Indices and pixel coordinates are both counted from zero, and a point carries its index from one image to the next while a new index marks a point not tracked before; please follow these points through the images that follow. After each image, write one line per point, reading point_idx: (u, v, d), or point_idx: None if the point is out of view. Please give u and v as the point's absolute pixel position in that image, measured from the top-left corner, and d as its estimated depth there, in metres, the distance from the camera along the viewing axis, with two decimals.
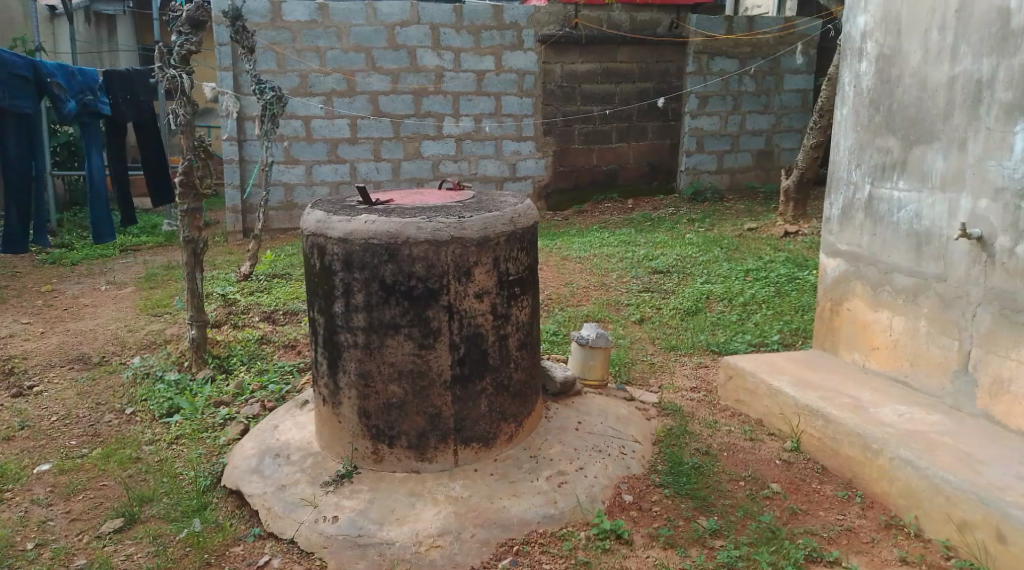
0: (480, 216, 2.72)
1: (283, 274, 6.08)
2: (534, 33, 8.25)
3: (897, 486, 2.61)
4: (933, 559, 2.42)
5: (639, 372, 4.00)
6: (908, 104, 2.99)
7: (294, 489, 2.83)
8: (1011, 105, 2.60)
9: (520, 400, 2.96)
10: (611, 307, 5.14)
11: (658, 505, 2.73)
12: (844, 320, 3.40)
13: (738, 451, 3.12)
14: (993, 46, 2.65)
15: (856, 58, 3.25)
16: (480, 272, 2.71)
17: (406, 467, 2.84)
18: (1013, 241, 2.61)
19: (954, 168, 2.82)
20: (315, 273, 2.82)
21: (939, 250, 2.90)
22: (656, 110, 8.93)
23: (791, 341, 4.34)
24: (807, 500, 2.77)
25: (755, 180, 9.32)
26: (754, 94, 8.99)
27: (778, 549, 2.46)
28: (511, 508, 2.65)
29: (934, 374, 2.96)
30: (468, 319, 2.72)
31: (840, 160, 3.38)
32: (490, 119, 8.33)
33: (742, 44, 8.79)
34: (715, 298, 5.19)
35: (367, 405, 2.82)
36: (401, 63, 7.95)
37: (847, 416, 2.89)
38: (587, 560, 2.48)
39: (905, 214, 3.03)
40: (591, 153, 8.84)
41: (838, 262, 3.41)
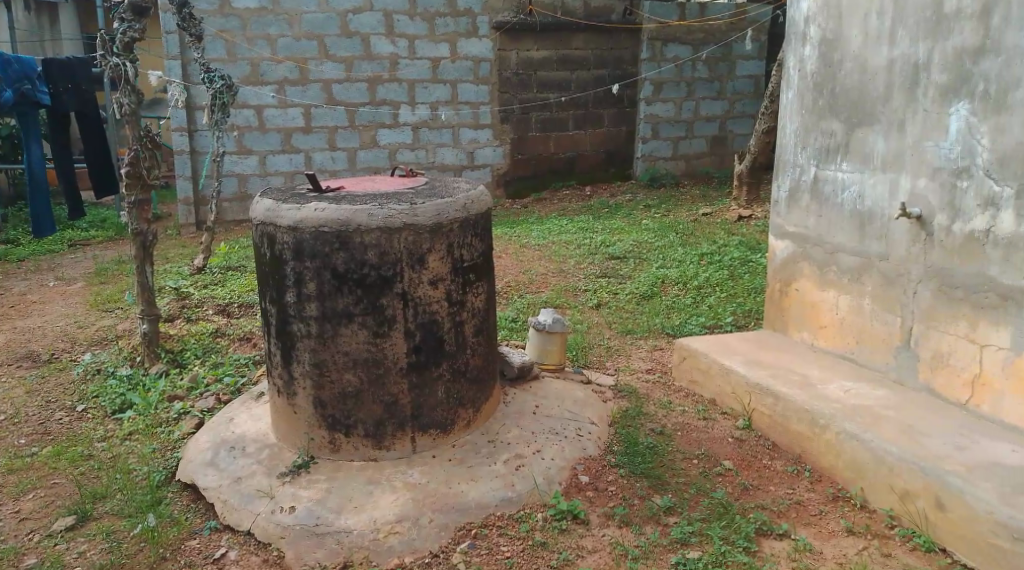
0: (432, 202, 2.72)
1: (238, 266, 6.01)
2: (488, 20, 8.22)
3: (844, 460, 2.68)
4: (878, 528, 2.49)
5: (596, 356, 4.05)
6: (850, 87, 3.06)
7: (250, 481, 2.82)
8: (946, 87, 2.67)
9: (477, 385, 2.97)
10: (570, 293, 5.19)
11: (614, 484, 2.78)
12: (793, 300, 3.48)
13: (692, 431, 3.18)
14: (928, 30, 2.72)
15: (800, 42, 3.32)
16: (434, 259, 2.71)
17: (364, 455, 2.84)
18: (950, 219, 2.70)
19: (894, 149, 2.89)
20: (265, 262, 2.79)
21: (881, 230, 2.98)
22: (611, 97, 8.98)
23: (743, 322, 4.43)
24: (758, 475, 2.84)
25: (709, 166, 9.45)
26: (708, 81, 9.08)
27: (729, 523, 2.52)
28: (469, 492, 2.67)
29: (878, 351, 3.05)
30: (422, 307, 2.73)
31: (787, 144, 3.45)
32: (447, 107, 8.30)
33: (695, 30, 8.83)
34: (670, 282, 5.26)
35: (322, 395, 2.81)
36: (355, 51, 7.87)
37: (796, 393, 2.97)
38: (544, 541, 2.51)
39: (849, 195, 3.11)
40: (548, 140, 8.87)
41: (787, 243, 3.48)
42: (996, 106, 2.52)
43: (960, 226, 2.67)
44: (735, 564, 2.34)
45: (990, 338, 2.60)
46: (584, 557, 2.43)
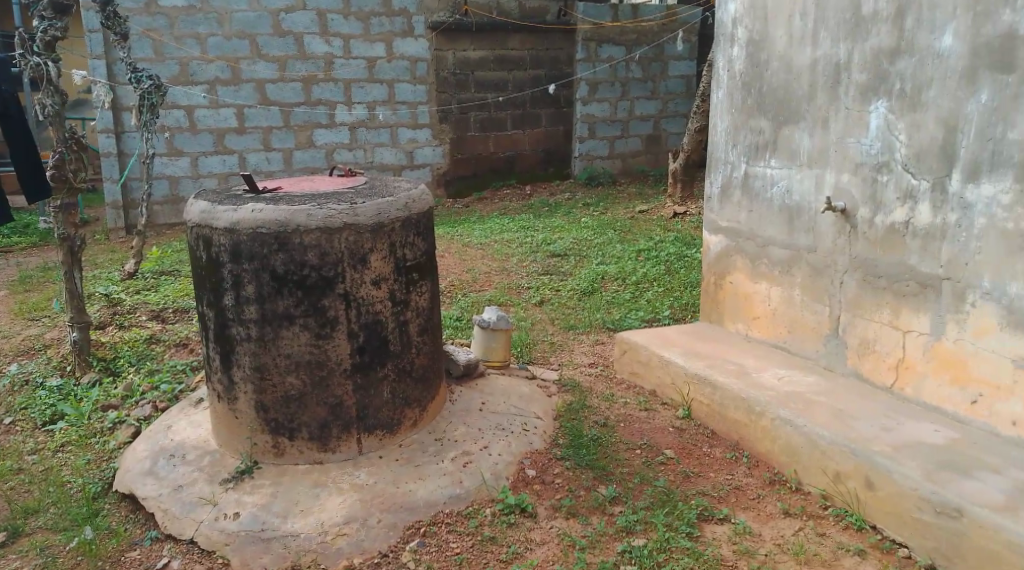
0: (373, 202, 2.71)
1: (172, 271, 5.87)
2: (425, 20, 8.19)
3: (779, 444, 2.79)
4: (812, 509, 2.60)
5: (540, 352, 4.10)
6: (776, 87, 3.18)
7: (191, 488, 2.76)
8: (866, 86, 2.80)
9: (423, 384, 2.98)
10: (513, 291, 5.23)
11: (560, 477, 2.82)
12: (727, 292, 3.59)
13: (634, 422, 3.26)
14: (847, 31, 2.84)
15: (728, 43, 3.42)
16: (376, 259, 2.71)
17: (309, 459, 2.81)
18: (872, 212, 2.84)
19: (819, 146, 3.02)
20: (201, 265, 2.75)
21: (809, 223, 3.10)
22: (548, 97, 9.07)
23: (681, 315, 4.55)
24: (698, 463, 2.93)
25: (645, 165, 9.63)
26: (641, 80, 9.23)
27: (672, 510, 2.60)
28: (417, 491, 2.68)
29: (808, 339, 3.18)
30: (365, 307, 2.72)
31: (718, 142, 3.56)
32: (384, 107, 8.25)
33: (628, 31, 8.96)
34: (610, 278, 5.36)
35: (264, 399, 2.77)
36: (289, 50, 7.76)
37: (733, 382, 3.07)
38: (493, 535, 2.53)
39: (778, 190, 3.23)
40: (486, 140, 8.91)
41: (720, 237, 3.59)
42: (912, 104, 2.65)
43: (881, 218, 2.81)
44: (679, 549, 2.41)
45: (911, 324, 2.74)
46: (533, 549, 2.47)
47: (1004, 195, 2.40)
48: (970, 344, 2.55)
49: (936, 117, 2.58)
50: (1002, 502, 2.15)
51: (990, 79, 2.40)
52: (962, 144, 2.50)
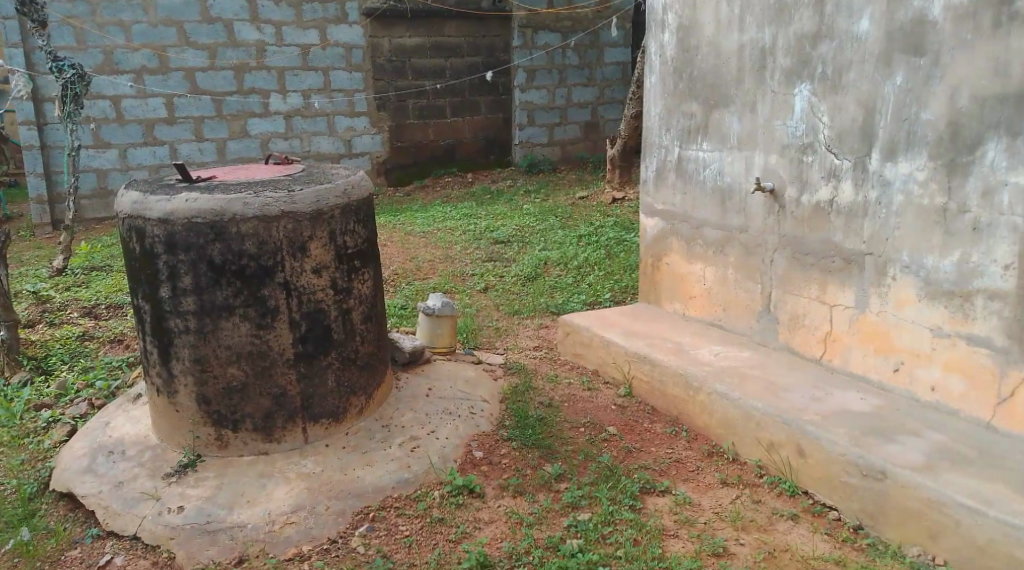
0: (311, 188, 2.70)
1: (103, 266, 5.70)
2: (358, 7, 8.12)
3: (716, 417, 2.89)
4: (748, 478, 2.70)
5: (485, 338, 4.14)
6: (706, 72, 3.27)
7: (132, 484, 2.72)
8: (790, 70, 2.91)
9: (368, 372, 2.99)
10: (457, 278, 5.25)
11: (506, 457, 2.88)
12: (664, 273, 3.68)
13: (577, 401, 3.33)
14: (772, 17, 2.94)
15: (659, 29, 3.49)
16: (316, 246, 2.70)
17: (253, 450, 2.80)
18: (799, 191, 2.95)
19: (748, 129, 3.12)
20: (135, 257, 2.69)
21: (740, 204, 3.20)
22: (485, 84, 9.06)
23: (621, 298, 4.65)
24: (640, 438, 3.02)
25: (584, 152, 9.72)
26: (578, 67, 9.28)
27: (615, 484, 2.67)
28: (365, 477, 2.70)
29: (742, 316, 3.29)
30: (307, 296, 2.71)
31: (652, 126, 3.63)
32: (319, 95, 8.15)
33: (562, 18, 9.00)
34: (552, 264, 5.42)
35: (205, 391, 2.74)
36: (218, 37, 7.58)
37: (671, 359, 3.16)
38: (442, 516, 2.57)
39: (710, 172, 3.33)
40: (426, 128, 8.87)
41: (656, 220, 3.67)
42: (833, 87, 2.77)
43: (807, 197, 2.93)
44: (623, 520, 2.48)
45: (837, 298, 2.86)
46: (481, 528, 2.51)
47: (919, 172, 2.53)
48: (892, 315, 2.68)
49: (856, 99, 2.69)
50: (922, 462, 2.28)
51: (904, 61, 2.52)
52: (880, 125, 2.63)
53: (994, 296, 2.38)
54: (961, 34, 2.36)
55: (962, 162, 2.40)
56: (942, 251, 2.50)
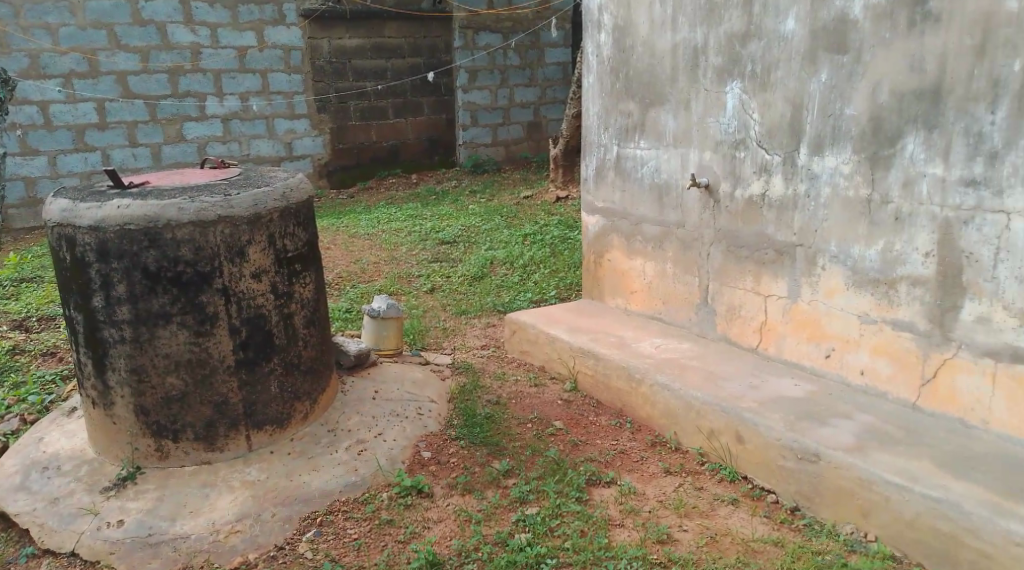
0: (249, 193, 2.66)
1: (33, 277, 5.51)
2: (296, 8, 8.00)
3: (659, 408, 2.95)
4: (690, 466, 2.77)
5: (432, 338, 4.13)
6: (642, 71, 3.33)
7: (69, 500, 2.65)
8: (721, 69, 2.99)
9: (312, 377, 2.96)
10: (403, 280, 5.23)
11: (454, 456, 2.89)
12: (605, 270, 3.74)
13: (524, 398, 3.37)
14: (703, 16, 3.01)
15: (596, 29, 3.54)
16: (255, 251, 2.66)
17: (195, 460, 2.75)
18: (732, 186, 3.03)
19: (683, 126, 3.19)
20: (66, 267, 2.62)
21: (677, 200, 3.27)
22: (427, 85, 9.05)
23: (567, 295, 4.70)
24: (586, 431, 3.06)
25: (527, 152, 9.76)
26: (520, 68, 9.31)
27: (563, 477, 2.71)
28: (312, 482, 2.69)
29: (681, 309, 3.37)
30: (246, 301, 2.68)
31: (591, 125, 3.68)
32: (257, 97, 8.02)
33: (503, 19, 9.00)
34: (498, 263, 5.44)
35: (144, 401, 2.68)
36: (151, 40, 7.41)
37: (615, 352, 3.21)
38: (391, 518, 2.57)
39: (648, 169, 3.39)
40: (368, 129, 8.81)
41: (597, 218, 3.73)
42: (762, 84, 2.85)
43: (740, 192, 3.01)
44: (571, 513, 2.52)
45: (771, 288, 2.95)
46: (430, 527, 2.52)
47: (844, 166, 2.63)
48: (823, 304, 2.78)
49: (784, 96, 2.78)
50: (853, 444, 2.36)
51: (828, 58, 2.61)
52: (808, 121, 2.71)
53: (916, 282, 2.49)
54: (880, 32, 2.45)
55: (884, 155, 2.50)
56: (867, 240, 2.60)
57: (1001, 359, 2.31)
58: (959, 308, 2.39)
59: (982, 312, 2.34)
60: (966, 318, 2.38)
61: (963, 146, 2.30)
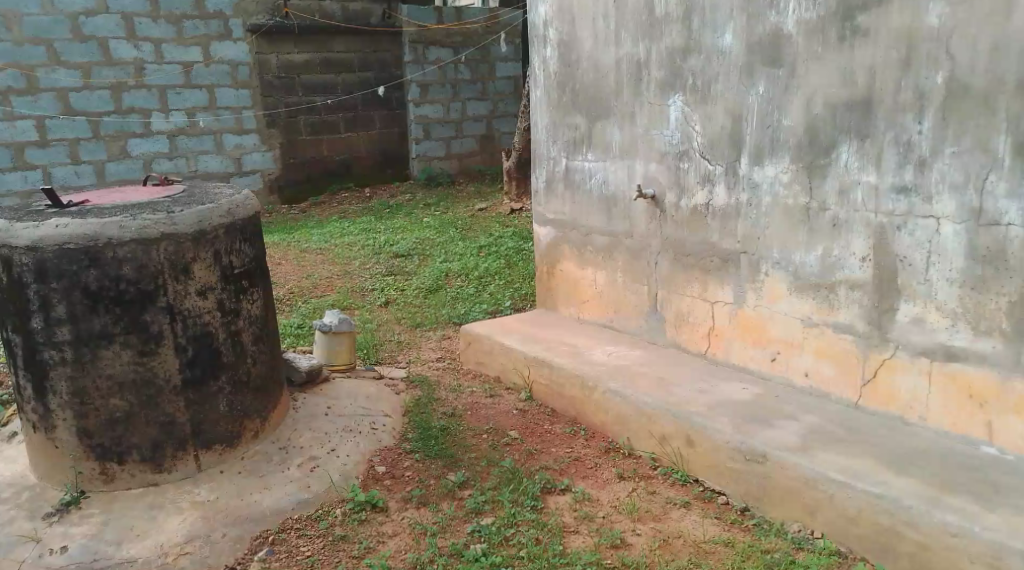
0: (192, 209, 2.63)
1: None
2: (242, 23, 7.93)
3: (611, 415, 2.98)
4: (643, 471, 2.81)
5: (387, 352, 4.11)
6: (587, 85, 3.38)
7: (9, 527, 2.57)
8: (664, 82, 3.05)
9: (262, 394, 2.93)
10: (356, 294, 5.20)
11: (409, 469, 2.89)
12: (558, 280, 3.77)
13: (479, 409, 3.37)
14: (644, 31, 3.08)
15: (541, 44, 3.59)
16: (200, 268, 2.63)
17: (142, 482, 2.69)
18: (677, 196, 3.09)
19: (628, 138, 3.25)
20: (3, 288, 2.55)
21: (624, 211, 3.33)
22: (378, 99, 9.02)
23: (521, 305, 4.73)
24: (540, 440, 3.08)
25: (481, 164, 9.79)
26: (471, 82, 9.35)
27: (517, 487, 2.72)
28: (263, 500, 2.65)
29: (631, 317, 3.42)
30: (193, 319, 2.64)
31: (540, 138, 3.73)
32: (205, 113, 7.91)
33: (452, 33, 9.05)
34: (453, 275, 5.45)
35: (87, 424, 2.62)
36: (93, 56, 7.26)
37: (567, 361, 3.24)
38: (345, 534, 2.54)
39: (596, 181, 3.44)
40: (319, 143, 8.74)
41: (548, 229, 3.76)
42: (703, 97, 2.92)
43: (685, 201, 3.07)
44: (525, 522, 2.53)
45: (717, 294, 3.02)
46: (385, 542, 2.50)
47: (782, 175, 2.70)
48: (766, 308, 2.85)
49: (724, 108, 2.85)
50: (798, 444, 2.43)
51: (764, 72, 2.70)
52: (747, 132, 2.79)
53: (854, 286, 2.57)
54: (812, 47, 2.54)
55: (820, 164, 2.59)
56: (807, 246, 2.68)
57: (936, 357, 2.40)
58: (894, 310, 2.47)
59: (916, 313, 2.42)
60: (901, 319, 2.46)
61: (893, 155, 2.39)
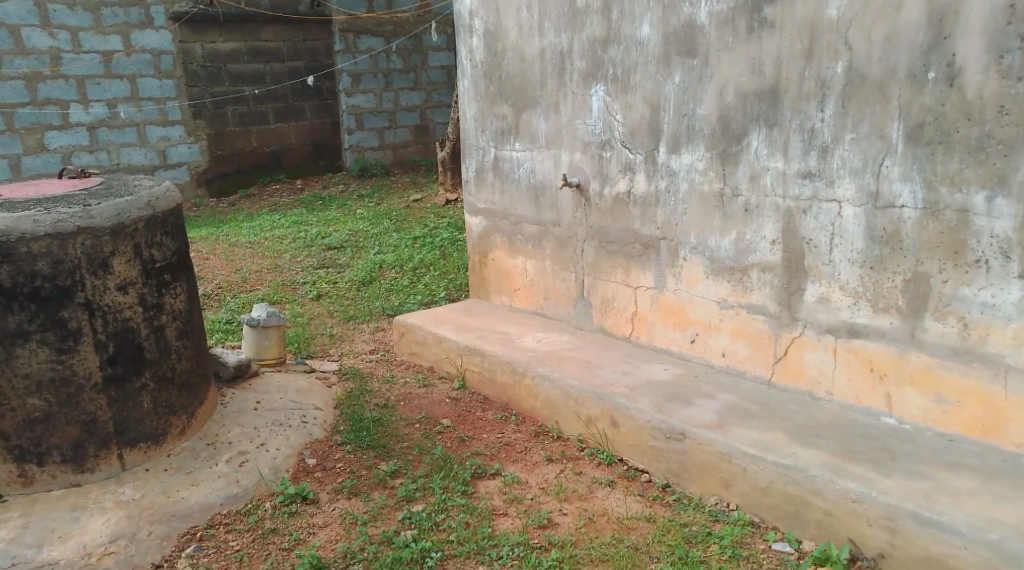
0: (110, 202, 2.57)
1: None
2: (164, 10, 7.71)
3: (540, 399, 3.05)
4: (571, 452, 2.88)
5: (319, 346, 4.09)
6: (513, 74, 3.42)
7: None
8: (586, 72, 3.11)
9: (188, 390, 2.89)
10: (287, 288, 5.15)
11: (341, 461, 2.90)
12: (490, 269, 3.81)
13: (411, 399, 3.40)
14: (567, 22, 3.13)
15: (468, 34, 3.61)
16: (119, 262, 2.58)
17: (64, 483, 2.63)
18: (601, 185, 3.16)
19: (553, 128, 3.30)
20: None
21: (552, 200, 3.39)
22: (309, 89, 8.88)
23: (456, 295, 4.76)
24: (472, 427, 3.12)
25: (416, 155, 9.74)
26: (403, 71, 9.30)
27: (448, 473, 2.76)
28: (190, 497, 2.62)
29: (561, 304, 3.48)
30: (113, 315, 2.59)
31: (468, 128, 3.75)
32: (126, 104, 7.67)
33: (384, 22, 8.99)
34: (387, 267, 5.44)
35: (3, 425, 2.55)
36: (5, 44, 6.96)
37: (499, 348, 3.29)
38: (274, 526, 2.54)
39: (524, 170, 3.49)
40: (248, 135, 8.57)
41: (479, 219, 3.79)
42: (623, 87, 2.99)
43: (608, 190, 3.14)
44: (455, 506, 2.57)
45: (640, 280, 3.10)
46: (315, 533, 2.50)
47: (698, 162, 2.80)
48: (686, 292, 2.94)
49: (643, 97, 2.92)
50: (715, 421, 2.53)
51: (680, 63, 2.78)
52: (665, 121, 2.87)
53: (766, 269, 2.68)
54: (723, 38, 2.63)
55: (732, 152, 2.68)
56: (722, 232, 2.78)
57: (840, 335, 2.53)
58: (802, 290, 2.59)
59: (822, 293, 2.55)
60: (808, 299, 2.58)
61: (799, 142, 2.50)
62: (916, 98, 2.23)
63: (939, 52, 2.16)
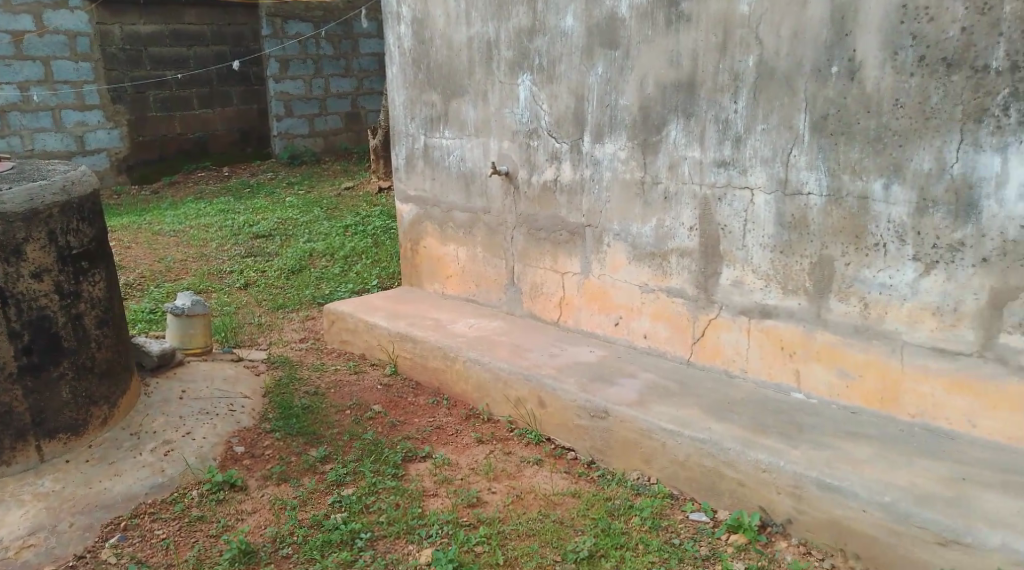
0: (21, 187, 2.50)
1: None
2: None
3: (471, 383, 3.10)
4: (501, 433, 2.94)
5: (247, 335, 4.04)
6: (441, 63, 3.45)
7: None
8: (513, 62, 3.16)
9: (110, 380, 2.83)
10: (214, 277, 5.06)
11: (270, 448, 2.89)
12: (422, 256, 3.84)
13: (342, 386, 3.40)
14: (493, 11, 3.18)
15: (395, 21, 3.61)
16: (33, 249, 2.51)
17: None
18: (528, 172, 3.22)
19: (481, 116, 3.34)
20: None
21: (481, 187, 3.43)
22: (235, 74, 8.68)
23: (388, 283, 4.77)
24: (404, 412, 3.16)
25: (348, 143, 9.62)
26: (334, 58, 9.17)
27: (379, 457, 2.79)
28: (114, 487, 2.59)
29: (492, 290, 3.53)
30: (28, 303, 2.52)
31: (398, 116, 3.75)
32: (39, 87, 7.37)
33: (313, 7, 8.87)
34: (317, 255, 5.39)
35: None
36: None
37: (430, 334, 3.33)
38: (201, 514, 2.53)
39: (453, 158, 3.52)
40: (172, 120, 8.32)
41: (410, 206, 3.81)
42: (548, 77, 3.05)
43: (536, 178, 3.21)
44: (386, 489, 2.60)
45: (567, 266, 3.18)
46: (243, 519, 2.50)
47: (620, 152, 2.88)
48: (610, 277, 3.04)
49: (568, 87, 2.99)
50: (637, 399, 2.63)
51: (603, 54, 2.86)
52: (589, 111, 2.95)
53: (684, 254, 2.79)
54: (643, 31, 2.72)
55: (653, 141, 2.78)
56: (644, 219, 2.88)
57: (753, 316, 2.66)
58: (718, 274, 2.71)
59: (736, 277, 2.67)
60: (724, 282, 2.70)
61: (714, 132, 2.61)
62: (821, 91, 2.36)
63: (842, 47, 2.29)
